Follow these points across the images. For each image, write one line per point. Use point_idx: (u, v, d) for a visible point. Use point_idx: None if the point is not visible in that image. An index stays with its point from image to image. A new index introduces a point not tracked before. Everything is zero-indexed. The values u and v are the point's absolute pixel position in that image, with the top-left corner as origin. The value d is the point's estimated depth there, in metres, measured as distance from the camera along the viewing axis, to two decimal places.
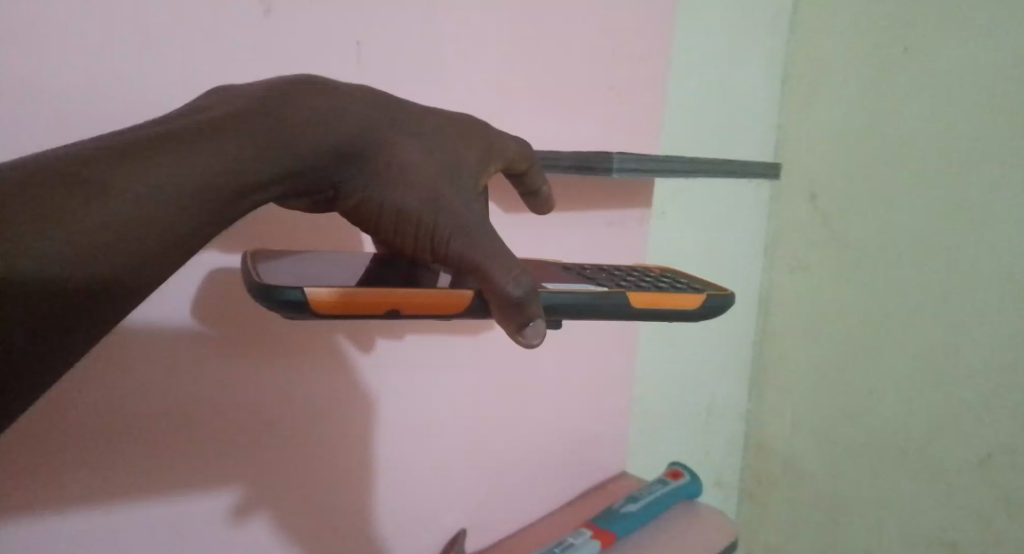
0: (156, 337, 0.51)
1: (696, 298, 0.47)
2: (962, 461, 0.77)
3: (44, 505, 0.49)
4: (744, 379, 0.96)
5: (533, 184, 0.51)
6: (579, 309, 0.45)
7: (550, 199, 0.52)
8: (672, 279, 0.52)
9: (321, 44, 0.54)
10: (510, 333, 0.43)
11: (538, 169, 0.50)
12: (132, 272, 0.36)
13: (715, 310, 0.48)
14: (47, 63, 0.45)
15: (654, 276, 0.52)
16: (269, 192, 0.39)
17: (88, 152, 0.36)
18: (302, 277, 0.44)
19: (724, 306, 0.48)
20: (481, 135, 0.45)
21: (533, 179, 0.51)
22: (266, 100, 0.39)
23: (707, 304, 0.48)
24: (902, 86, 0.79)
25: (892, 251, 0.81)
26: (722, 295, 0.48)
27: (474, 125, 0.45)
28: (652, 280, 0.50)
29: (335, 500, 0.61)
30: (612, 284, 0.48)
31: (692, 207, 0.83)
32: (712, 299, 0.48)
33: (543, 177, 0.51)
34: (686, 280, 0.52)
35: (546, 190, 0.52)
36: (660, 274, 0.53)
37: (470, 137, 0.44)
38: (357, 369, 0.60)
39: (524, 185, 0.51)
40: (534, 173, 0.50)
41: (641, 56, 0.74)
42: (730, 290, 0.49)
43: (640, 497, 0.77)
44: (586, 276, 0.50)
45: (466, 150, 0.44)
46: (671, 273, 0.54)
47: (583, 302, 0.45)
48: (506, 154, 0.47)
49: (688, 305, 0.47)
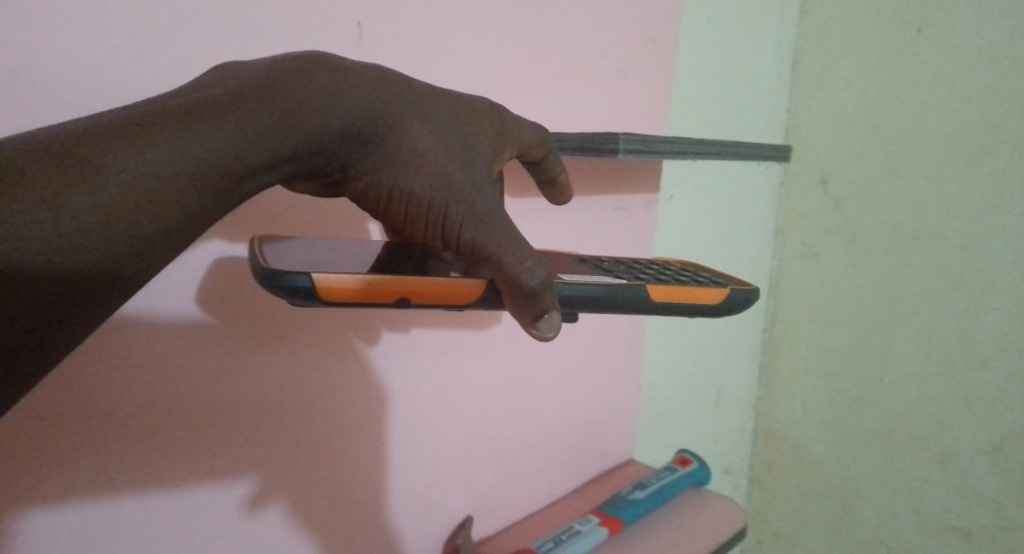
0: (161, 323, 0.50)
1: (717, 293, 0.46)
2: (975, 448, 0.76)
3: (46, 494, 0.48)
4: (752, 365, 0.96)
5: (549, 172, 0.50)
6: (594, 302, 0.44)
7: (567, 189, 0.51)
8: (693, 273, 0.50)
9: (321, 27, 0.53)
10: (523, 325, 0.42)
11: (555, 156, 0.49)
12: (131, 256, 0.35)
13: (738, 305, 0.47)
14: (41, 42, 0.44)
15: (674, 271, 0.50)
16: (274, 174, 0.38)
17: (84, 130, 0.35)
18: (309, 263, 0.43)
19: (748, 300, 0.47)
20: (498, 117, 0.43)
21: (549, 168, 0.49)
22: (272, 77, 0.38)
23: (729, 299, 0.46)
24: (916, 67, 0.77)
25: (905, 237, 0.79)
26: (745, 289, 0.47)
27: (490, 108, 0.43)
28: (672, 274, 0.49)
29: (344, 488, 0.61)
30: (630, 277, 0.47)
31: (701, 192, 0.82)
32: (735, 293, 0.47)
33: (560, 165, 0.50)
34: (707, 275, 0.51)
35: (562, 179, 0.51)
36: (680, 268, 0.52)
37: (485, 120, 0.43)
38: (366, 359, 0.60)
39: (540, 173, 0.50)
40: (550, 162, 0.49)
41: (646, 38, 0.72)
42: (753, 286, 0.48)
43: (648, 484, 0.76)
44: (603, 269, 0.49)
45: (480, 134, 0.42)
46: (690, 268, 0.53)
47: (599, 294, 0.44)
48: (523, 139, 0.45)
49: (710, 300, 0.46)
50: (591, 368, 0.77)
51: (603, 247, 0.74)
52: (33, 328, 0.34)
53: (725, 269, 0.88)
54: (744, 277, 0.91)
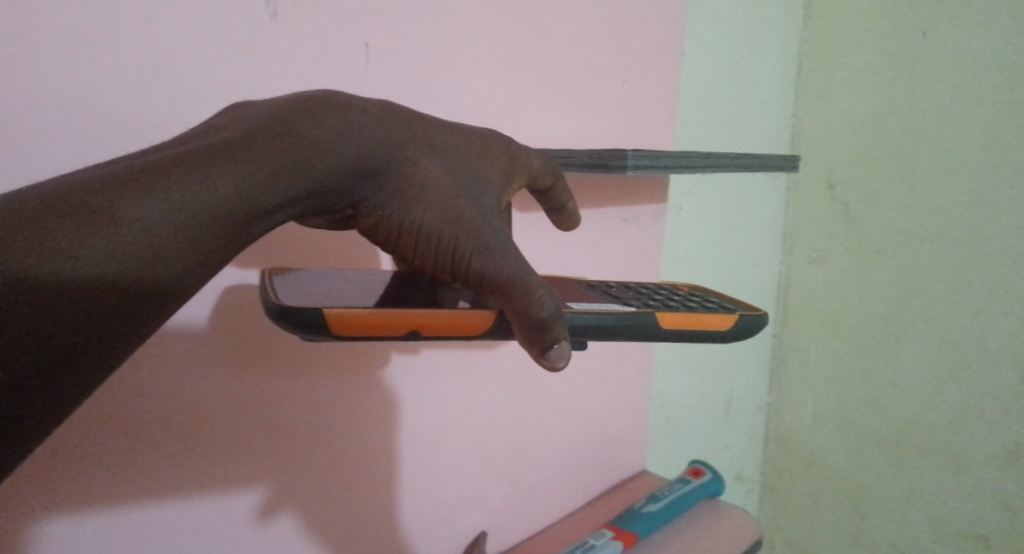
0: (172, 351, 0.50)
1: (727, 318, 0.46)
2: (988, 452, 0.76)
3: (62, 515, 0.48)
4: (763, 372, 0.95)
5: (557, 201, 0.50)
6: (605, 330, 0.44)
7: (575, 215, 0.52)
8: (701, 298, 0.50)
9: (329, 50, 0.53)
10: (533, 356, 0.42)
11: (562, 185, 0.50)
12: (147, 299, 0.35)
13: (748, 330, 0.47)
14: (52, 69, 0.44)
15: (682, 295, 0.51)
16: (285, 214, 0.39)
17: (98, 178, 0.35)
18: (320, 295, 0.43)
19: (757, 325, 0.47)
20: (504, 150, 0.44)
21: (556, 196, 0.50)
22: (282, 119, 0.39)
23: (739, 324, 0.47)
24: (922, 70, 0.77)
25: (913, 241, 0.79)
26: (755, 315, 0.47)
27: (496, 141, 0.44)
28: (680, 299, 0.49)
29: (357, 508, 0.61)
30: (639, 303, 0.47)
31: (709, 200, 0.82)
32: (744, 319, 0.47)
33: (568, 193, 0.50)
34: (716, 299, 0.51)
35: (570, 205, 0.51)
36: (689, 292, 0.52)
37: (491, 153, 0.44)
38: (377, 381, 0.60)
39: (548, 201, 0.51)
40: (558, 190, 0.50)
41: (652, 49, 0.72)
42: (762, 310, 0.48)
43: (661, 496, 0.76)
44: (613, 295, 0.49)
45: (487, 167, 0.43)
46: (699, 292, 0.53)
47: (607, 323, 0.44)
48: (530, 169, 0.46)
49: (719, 326, 0.46)
50: (602, 380, 0.77)
51: (611, 259, 0.74)
52: (46, 377, 0.34)
53: (734, 277, 0.88)
54: (753, 284, 0.91)
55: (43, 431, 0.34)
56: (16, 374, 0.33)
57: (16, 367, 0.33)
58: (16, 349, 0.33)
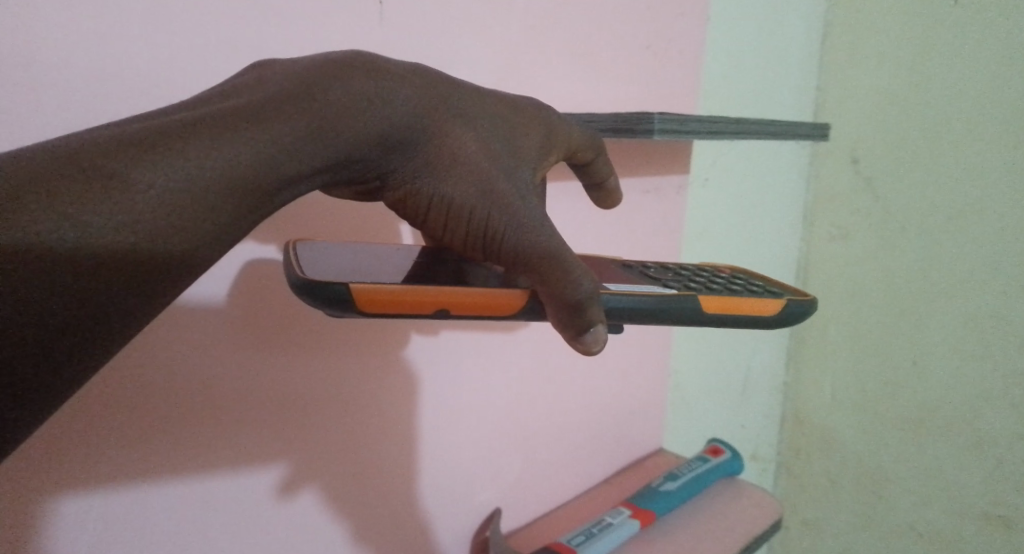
0: (190, 324, 0.49)
1: (774, 304, 0.44)
2: (1011, 433, 0.74)
3: (73, 488, 0.47)
4: (781, 350, 0.94)
5: (597, 176, 0.48)
6: (642, 314, 0.42)
7: (616, 192, 0.50)
8: (745, 281, 0.48)
9: (341, 15, 0.51)
10: (566, 339, 0.41)
11: (604, 160, 0.48)
12: (162, 272, 0.34)
13: (796, 317, 0.45)
14: (56, 35, 0.42)
15: (725, 278, 0.49)
16: (308, 184, 0.37)
17: (112, 141, 0.33)
18: (346, 271, 0.41)
19: (805, 312, 0.45)
20: (542, 119, 0.42)
21: (597, 171, 0.48)
22: (309, 83, 0.37)
23: (786, 310, 0.45)
24: (951, 39, 0.74)
25: (940, 217, 0.77)
26: (802, 300, 0.45)
27: (535, 109, 0.42)
28: (723, 282, 0.47)
29: (374, 483, 0.60)
30: (679, 285, 0.45)
31: (731, 174, 0.80)
32: (791, 305, 0.45)
33: (610, 168, 0.48)
34: (760, 283, 0.49)
35: (611, 182, 0.49)
36: (731, 275, 0.50)
37: (529, 122, 0.42)
38: (396, 356, 0.59)
39: (587, 177, 0.49)
40: (600, 165, 0.48)
41: (675, 14, 0.69)
42: (811, 296, 0.46)
43: (679, 475, 0.75)
44: (651, 276, 0.47)
45: (524, 137, 0.41)
46: (742, 274, 0.51)
47: (646, 306, 0.42)
48: (569, 141, 0.44)
49: (766, 311, 0.44)
50: (619, 356, 0.76)
51: (630, 233, 0.72)
52: (48, 359, 0.32)
53: (754, 252, 0.86)
54: (772, 260, 0.89)
55: (53, 404, 0.33)
56: (14, 356, 0.31)
57: (15, 348, 0.31)
58: (15, 329, 0.31)
